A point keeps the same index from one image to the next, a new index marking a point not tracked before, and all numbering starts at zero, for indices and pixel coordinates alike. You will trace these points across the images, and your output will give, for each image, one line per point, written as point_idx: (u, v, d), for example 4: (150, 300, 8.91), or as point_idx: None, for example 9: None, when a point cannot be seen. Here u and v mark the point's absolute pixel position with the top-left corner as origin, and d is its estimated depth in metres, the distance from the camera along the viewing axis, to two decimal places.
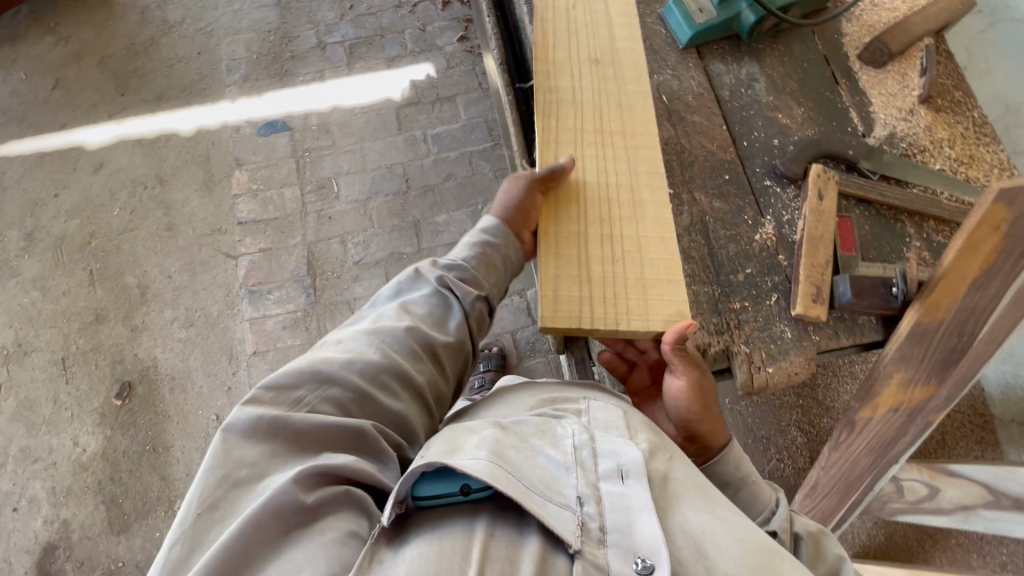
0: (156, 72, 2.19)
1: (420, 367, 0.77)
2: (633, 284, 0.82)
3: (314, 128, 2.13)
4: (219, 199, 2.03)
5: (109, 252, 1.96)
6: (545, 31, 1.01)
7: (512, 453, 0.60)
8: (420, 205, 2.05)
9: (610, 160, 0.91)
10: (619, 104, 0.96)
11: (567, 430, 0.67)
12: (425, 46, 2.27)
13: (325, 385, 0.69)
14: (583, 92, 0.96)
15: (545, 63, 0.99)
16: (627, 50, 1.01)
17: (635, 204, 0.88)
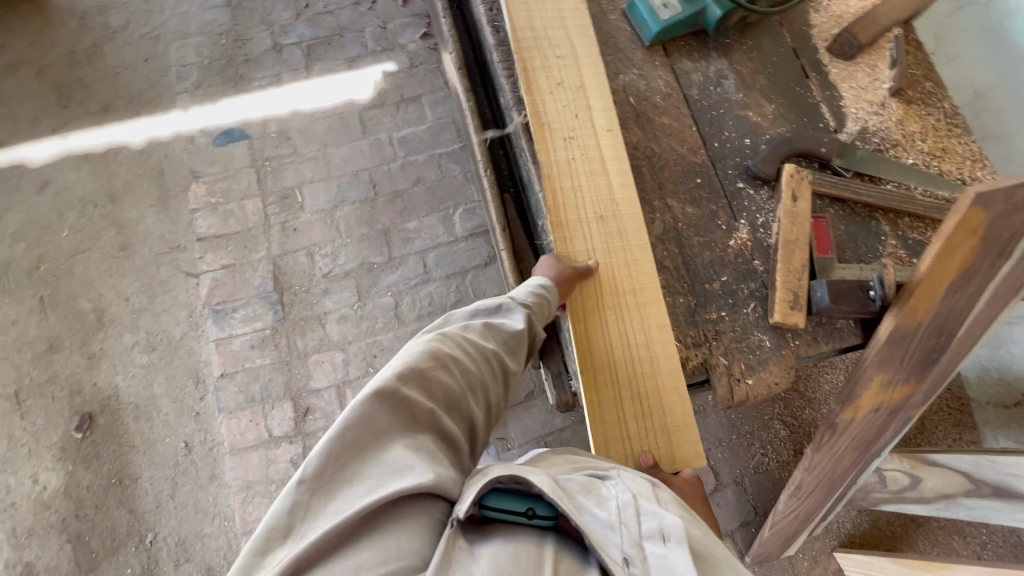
0: (101, 82, 2.06)
1: (494, 386, 0.88)
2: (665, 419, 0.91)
3: (274, 135, 2.04)
4: (176, 214, 1.93)
5: (60, 276, 1.85)
6: (552, 189, 0.99)
7: (565, 501, 0.65)
8: (389, 212, 1.98)
9: (627, 318, 0.95)
10: (628, 260, 0.98)
11: (613, 488, 0.71)
12: (387, 45, 2.18)
13: (441, 378, 0.80)
14: (594, 254, 0.98)
15: (555, 226, 0.99)
16: (627, 192, 1.00)
17: (652, 360, 0.93)
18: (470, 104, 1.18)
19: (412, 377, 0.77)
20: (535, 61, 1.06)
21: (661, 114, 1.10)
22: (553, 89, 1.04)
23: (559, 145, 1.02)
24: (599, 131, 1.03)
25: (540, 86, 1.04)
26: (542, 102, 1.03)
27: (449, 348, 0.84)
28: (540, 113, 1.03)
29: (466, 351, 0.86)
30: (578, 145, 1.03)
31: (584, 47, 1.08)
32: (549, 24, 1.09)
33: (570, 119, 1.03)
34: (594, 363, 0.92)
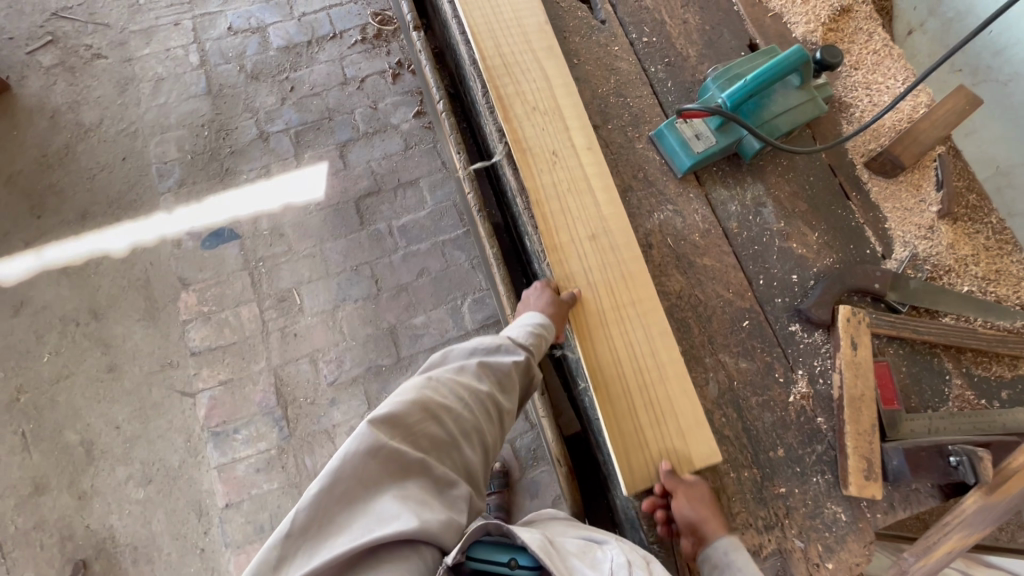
0: (75, 187, 1.93)
1: (492, 428, 0.87)
2: (679, 421, 0.89)
3: (266, 232, 1.92)
4: (166, 328, 1.81)
5: (43, 407, 1.71)
6: (542, 215, 0.99)
7: (561, 555, 0.72)
8: (393, 308, 1.88)
9: (628, 331, 0.94)
10: (624, 274, 0.97)
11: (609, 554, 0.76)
12: (379, 126, 2.09)
13: (430, 427, 0.80)
14: (590, 273, 0.97)
15: (550, 250, 0.99)
16: (615, 209, 1.00)
17: (660, 369, 0.92)
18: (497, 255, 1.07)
19: (397, 429, 0.77)
20: (563, 228, 0.99)
21: (703, 254, 1.02)
22: (560, 204, 1.00)
23: (556, 214, 1.00)
24: (579, 152, 1.04)
25: (535, 163, 1.03)
26: (521, 130, 1.04)
27: (437, 395, 0.83)
28: (520, 141, 1.04)
29: (457, 394, 0.84)
30: (576, 206, 1.01)
31: (614, 217, 1.00)
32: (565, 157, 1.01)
33: (550, 143, 1.04)
34: (603, 379, 0.91)
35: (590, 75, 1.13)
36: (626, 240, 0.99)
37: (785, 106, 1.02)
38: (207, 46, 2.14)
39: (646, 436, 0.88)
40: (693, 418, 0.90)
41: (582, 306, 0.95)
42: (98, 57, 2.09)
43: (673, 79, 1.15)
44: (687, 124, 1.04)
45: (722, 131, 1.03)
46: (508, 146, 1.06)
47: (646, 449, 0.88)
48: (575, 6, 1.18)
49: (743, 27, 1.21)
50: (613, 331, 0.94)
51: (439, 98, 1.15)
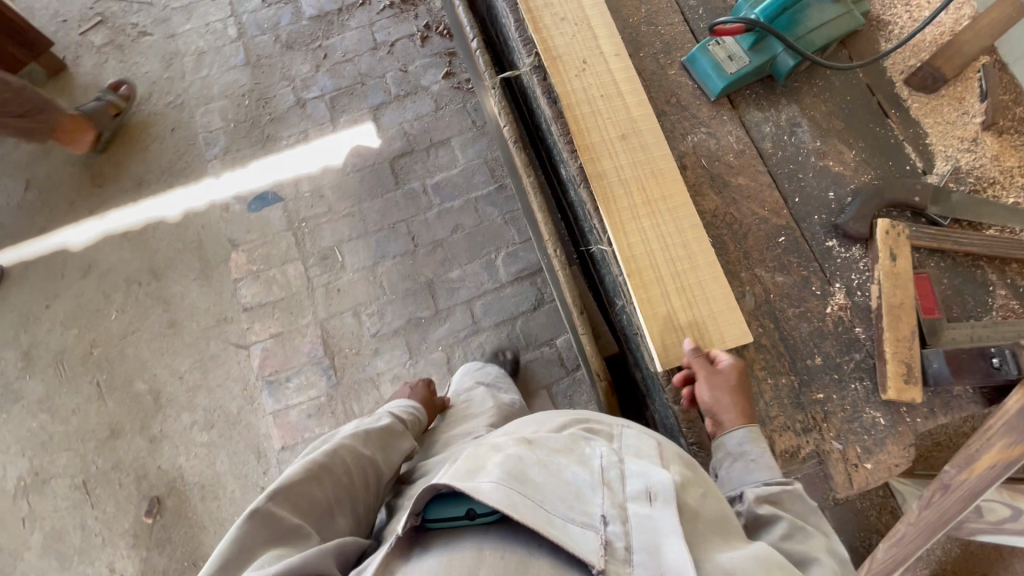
0: (131, 158, 2.05)
1: (365, 495, 0.97)
2: (710, 304, 0.92)
3: (307, 195, 2.01)
4: (220, 287, 1.92)
5: (114, 360, 1.85)
6: (574, 117, 1.01)
7: (536, 472, 0.70)
8: (430, 263, 1.94)
9: (660, 223, 0.96)
10: (654, 170, 0.99)
11: (595, 452, 0.77)
12: (410, 88, 2.14)
13: (312, 490, 0.89)
14: (622, 170, 0.98)
15: (582, 149, 0.99)
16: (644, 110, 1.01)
17: (691, 258, 0.94)
18: (534, 184, 1.09)
19: (283, 494, 0.85)
20: (604, 153, 0.99)
21: (738, 174, 1.04)
22: (591, 106, 1.01)
23: (588, 114, 1.01)
24: (608, 57, 1.05)
25: (566, 69, 1.04)
26: (552, 39, 1.06)
27: (323, 458, 0.94)
28: (552, 51, 1.05)
29: (339, 459, 0.96)
30: (607, 106, 1.02)
31: (653, 141, 1.00)
32: (601, 82, 1.03)
33: (580, 50, 1.05)
34: (637, 267, 0.93)
35: (620, 5, 1.14)
36: (668, 165, 0.99)
37: (820, 20, 1.01)
38: (244, 18, 2.22)
39: (678, 317, 0.91)
40: (723, 302, 0.92)
41: (614, 199, 0.96)
42: (144, 35, 2.20)
43: (704, 6, 1.15)
44: (718, 46, 1.05)
45: (756, 50, 1.03)
46: (544, 74, 1.06)
47: (680, 330, 0.91)
48: None
49: None
50: (643, 222, 0.96)
51: (474, 35, 1.16)
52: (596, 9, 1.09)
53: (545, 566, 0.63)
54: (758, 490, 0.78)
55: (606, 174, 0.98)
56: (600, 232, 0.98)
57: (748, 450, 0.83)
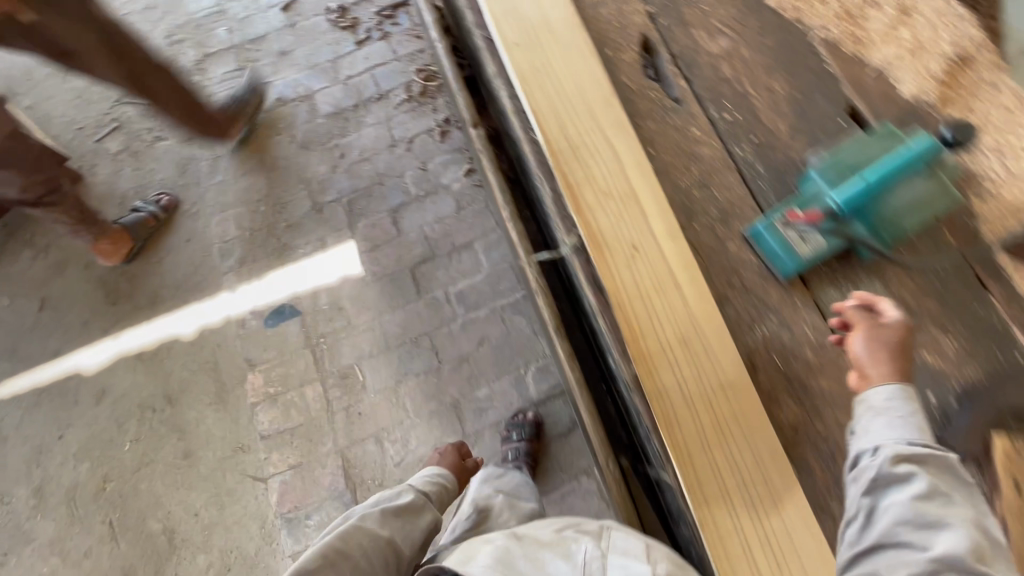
0: (146, 272, 1.99)
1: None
2: (801, 558, 0.78)
3: (326, 308, 1.91)
4: (236, 412, 1.82)
5: (127, 495, 1.76)
6: (624, 317, 0.89)
7: (521, 562, 0.89)
8: (456, 380, 1.82)
9: (733, 451, 0.83)
10: (722, 381, 0.85)
11: (579, 548, 0.91)
12: (430, 187, 2.04)
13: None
14: (685, 384, 0.85)
15: (636, 358, 0.87)
16: (706, 305, 0.88)
17: (774, 496, 0.81)
18: (579, 379, 0.96)
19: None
20: (662, 363, 0.87)
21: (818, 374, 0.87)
22: (644, 303, 0.89)
23: (640, 313, 0.89)
24: (660, 239, 0.92)
25: (611, 256, 0.92)
26: (594, 221, 0.94)
27: (338, 542, 0.97)
28: (595, 234, 0.93)
29: (354, 543, 0.98)
30: (662, 301, 0.90)
31: (719, 344, 0.86)
32: (653, 271, 0.91)
33: (627, 232, 0.94)
34: (711, 510, 0.80)
35: (667, 165, 1.01)
36: (739, 377, 0.85)
37: (911, 199, 0.89)
38: (260, 118, 2.17)
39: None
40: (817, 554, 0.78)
41: (678, 422, 0.84)
42: (159, 139, 2.16)
43: (763, 160, 1.00)
44: (787, 221, 0.92)
45: (833, 230, 0.89)
46: (587, 258, 0.93)
47: None
48: (646, 85, 1.07)
49: (840, 90, 1.05)
50: (713, 450, 0.83)
51: (505, 205, 1.07)
52: (642, 179, 0.96)
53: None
54: (901, 519, 0.69)
55: (667, 390, 0.85)
56: (662, 456, 0.85)
57: (925, 520, 0.68)
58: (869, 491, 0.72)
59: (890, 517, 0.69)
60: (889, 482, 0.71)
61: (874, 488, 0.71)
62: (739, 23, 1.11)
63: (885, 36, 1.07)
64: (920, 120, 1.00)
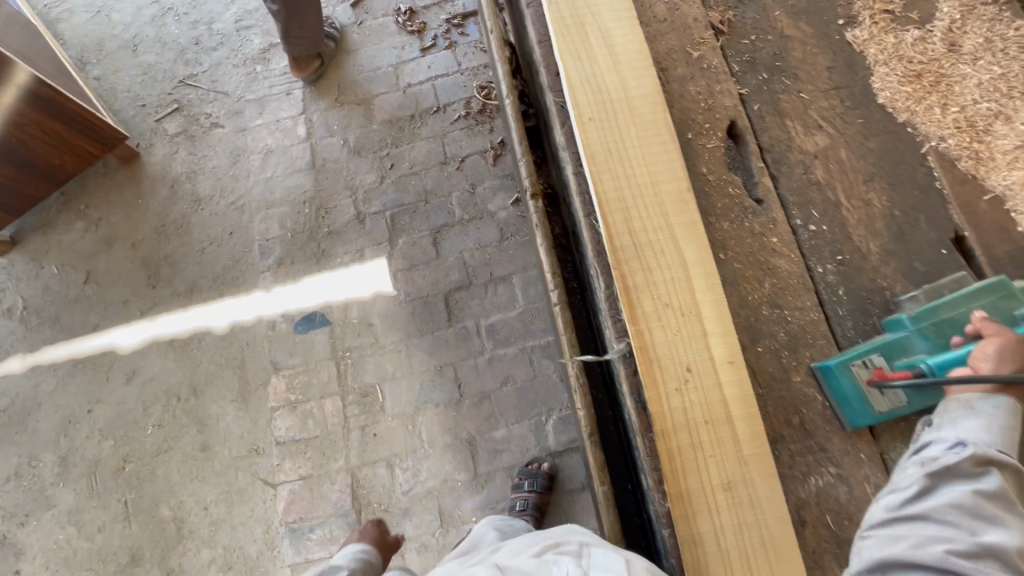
0: (187, 259, 2.01)
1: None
2: None
3: (355, 321, 1.90)
4: (255, 413, 1.84)
5: (143, 479, 1.80)
6: (666, 449, 0.81)
7: None
8: (474, 417, 1.78)
9: None
10: (765, 540, 0.78)
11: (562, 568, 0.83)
12: (475, 212, 1.99)
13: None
14: (724, 535, 0.78)
15: (674, 497, 0.80)
16: (759, 449, 0.80)
17: None
18: (608, 497, 0.88)
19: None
20: (700, 507, 0.79)
21: None
22: (690, 435, 0.81)
23: (685, 446, 0.81)
24: (718, 364, 0.84)
25: (661, 376, 0.84)
26: (648, 330, 0.86)
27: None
28: (647, 347, 0.85)
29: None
30: (711, 436, 0.82)
31: (767, 497, 0.79)
32: (706, 400, 0.83)
33: (682, 350, 0.85)
34: None
35: (736, 273, 0.94)
36: (786, 539, 0.78)
37: None
38: (315, 117, 2.15)
39: None
40: None
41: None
42: (216, 127, 2.16)
43: (846, 284, 0.93)
44: (866, 367, 0.83)
45: (919, 391, 0.80)
46: (635, 371, 0.87)
47: None
48: (726, 180, 0.99)
49: (947, 212, 0.96)
50: None
51: (552, 283, 0.98)
52: (708, 295, 0.88)
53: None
54: (956, 502, 0.68)
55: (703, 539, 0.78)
56: None
57: (984, 511, 0.67)
58: (932, 472, 0.71)
59: (946, 498, 0.69)
60: (954, 470, 0.70)
61: (938, 470, 0.71)
62: (844, 120, 1.02)
63: (1013, 160, 0.95)
64: None
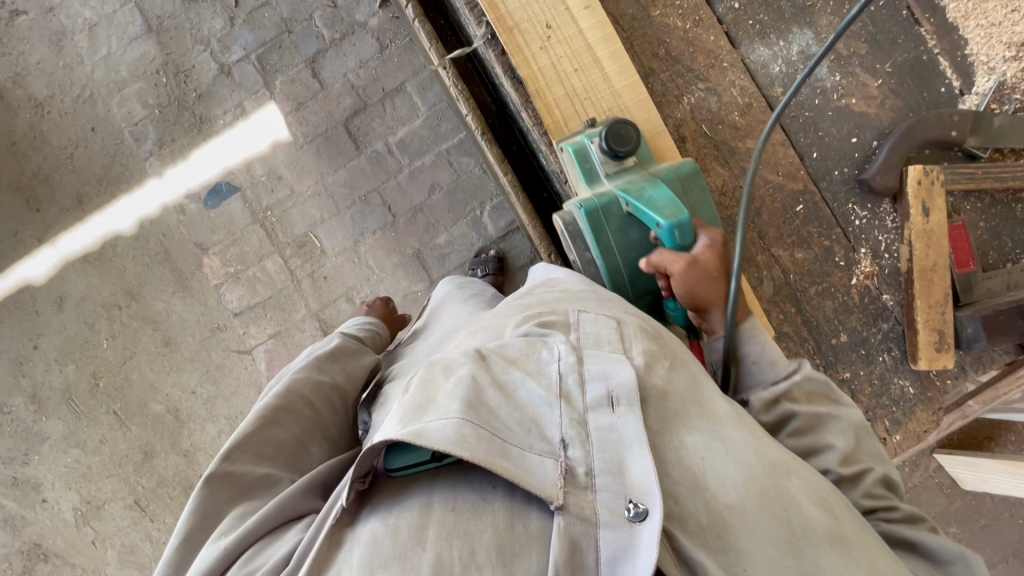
0: (59, 171, 1.83)
1: (339, 421, 0.97)
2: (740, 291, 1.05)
3: (264, 180, 1.82)
4: (202, 296, 1.83)
5: (121, 387, 1.83)
6: (545, 102, 0.97)
7: (490, 396, 0.64)
8: (413, 232, 1.82)
9: None
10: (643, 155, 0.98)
11: (554, 352, 0.71)
12: (345, 27, 1.83)
13: (274, 433, 0.87)
14: None
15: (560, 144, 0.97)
16: (625, 79, 0.98)
17: None
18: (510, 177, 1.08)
19: (241, 451, 0.83)
20: None
21: (747, 139, 1.07)
22: (563, 85, 0.97)
23: (561, 97, 0.97)
24: (576, 15, 0.99)
25: (527, 42, 0.98)
26: (503, 4, 0.98)
27: (277, 400, 0.91)
28: (505, 18, 0.97)
29: (297, 395, 0.93)
30: (584, 79, 0.98)
31: (640, 118, 0.97)
32: (571, 53, 0.98)
33: (540, 14, 0.98)
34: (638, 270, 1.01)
35: None
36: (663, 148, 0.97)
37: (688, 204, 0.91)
38: None
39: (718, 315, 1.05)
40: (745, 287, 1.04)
41: None
42: (17, 14, 1.84)
43: None
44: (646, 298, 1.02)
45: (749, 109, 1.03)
46: (501, 51, 0.99)
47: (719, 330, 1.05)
48: None
49: None
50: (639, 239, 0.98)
51: (409, 7, 1.09)
52: None
53: (501, 512, 0.58)
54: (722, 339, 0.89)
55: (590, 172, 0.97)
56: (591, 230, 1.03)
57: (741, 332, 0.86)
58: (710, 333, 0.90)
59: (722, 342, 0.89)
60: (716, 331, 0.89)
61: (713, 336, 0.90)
62: None
63: None
64: None
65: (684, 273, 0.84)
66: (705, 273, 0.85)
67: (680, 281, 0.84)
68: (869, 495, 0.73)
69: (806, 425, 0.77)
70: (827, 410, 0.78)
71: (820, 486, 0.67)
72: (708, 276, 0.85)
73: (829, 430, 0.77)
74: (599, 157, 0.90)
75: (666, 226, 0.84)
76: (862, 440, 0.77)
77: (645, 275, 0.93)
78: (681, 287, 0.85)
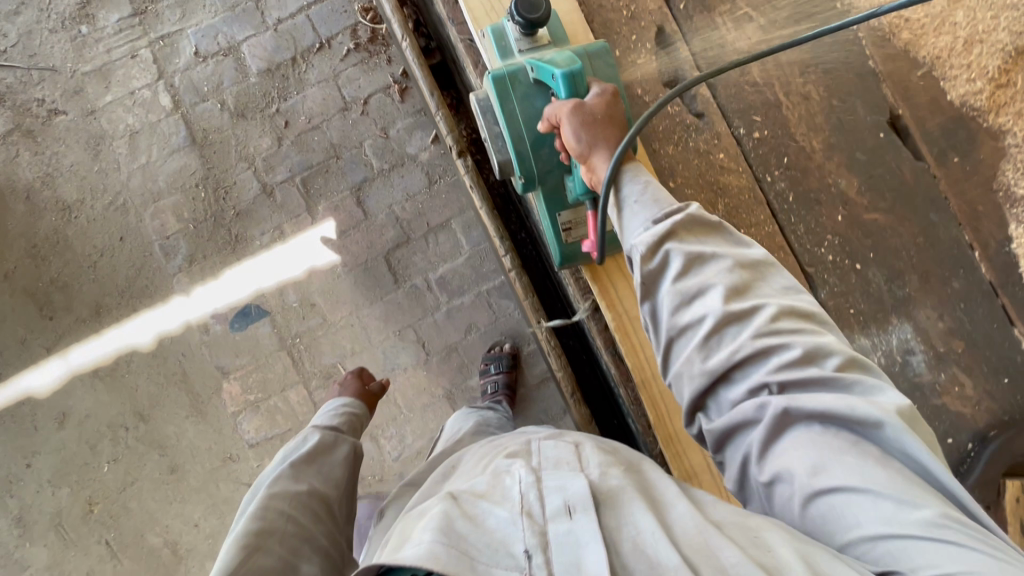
0: (79, 279, 1.75)
1: (325, 527, 0.95)
2: None
3: (296, 305, 1.76)
4: (217, 423, 1.74)
5: (117, 516, 1.71)
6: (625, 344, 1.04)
7: (460, 522, 0.62)
8: (446, 371, 1.77)
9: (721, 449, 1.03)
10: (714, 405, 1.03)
11: (515, 477, 0.70)
12: (395, 159, 1.81)
13: (258, 562, 0.85)
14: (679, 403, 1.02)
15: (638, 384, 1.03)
16: None
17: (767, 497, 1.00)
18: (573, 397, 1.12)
19: None
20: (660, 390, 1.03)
21: None
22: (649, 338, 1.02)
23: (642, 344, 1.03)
24: None
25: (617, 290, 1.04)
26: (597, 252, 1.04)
27: (256, 525, 0.89)
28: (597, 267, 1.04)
29: (275, 514, 0.91)
30: None
31: None
32: None
33: None
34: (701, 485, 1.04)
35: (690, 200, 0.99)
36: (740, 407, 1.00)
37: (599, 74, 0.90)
38: (176, 81, 1.81)
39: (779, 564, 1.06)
40: None
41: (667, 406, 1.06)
42: (56, 114, 1.78)
43: (795, 190, 1.00)
44: None
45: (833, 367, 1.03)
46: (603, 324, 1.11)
47: None
48: (661, 96, 1.02)
49: (879, 92, 1.00)
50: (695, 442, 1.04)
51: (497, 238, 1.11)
52: None
53: None
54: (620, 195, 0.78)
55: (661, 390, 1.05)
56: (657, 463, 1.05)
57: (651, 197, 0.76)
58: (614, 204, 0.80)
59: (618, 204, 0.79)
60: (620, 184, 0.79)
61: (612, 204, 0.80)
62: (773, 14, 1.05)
63: (941, 23, 0.98)
64: (964, 130, 0.98)
65: (574, 118, 0.79)
66: (599, 121, 0.79)
67: (571, 125, 0.79)
68: (766, 333, 0.66)
69: (689, 262, 0.71)
70: (714, 244, 0.71)
71: (753, 526, 0.62)
72: (602, 122, 0.79)
73: (709, 268, 0.70)
74: (512, 33, 0.95)
75: (559, 76, 0.83)
76: (757, 276, 0.71)
77: (548, 142, 0.92)
78: (571, 132, 0.80)
